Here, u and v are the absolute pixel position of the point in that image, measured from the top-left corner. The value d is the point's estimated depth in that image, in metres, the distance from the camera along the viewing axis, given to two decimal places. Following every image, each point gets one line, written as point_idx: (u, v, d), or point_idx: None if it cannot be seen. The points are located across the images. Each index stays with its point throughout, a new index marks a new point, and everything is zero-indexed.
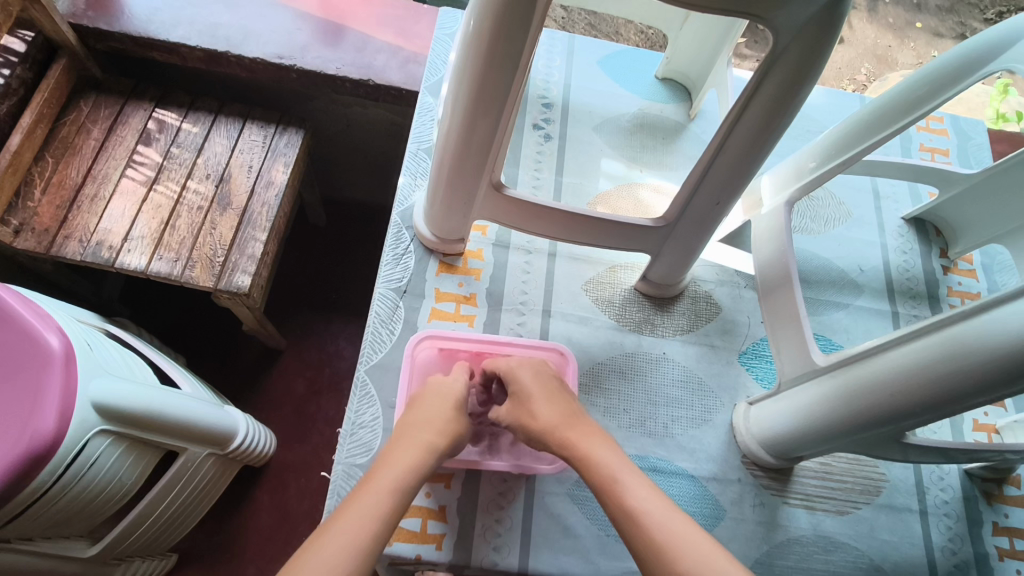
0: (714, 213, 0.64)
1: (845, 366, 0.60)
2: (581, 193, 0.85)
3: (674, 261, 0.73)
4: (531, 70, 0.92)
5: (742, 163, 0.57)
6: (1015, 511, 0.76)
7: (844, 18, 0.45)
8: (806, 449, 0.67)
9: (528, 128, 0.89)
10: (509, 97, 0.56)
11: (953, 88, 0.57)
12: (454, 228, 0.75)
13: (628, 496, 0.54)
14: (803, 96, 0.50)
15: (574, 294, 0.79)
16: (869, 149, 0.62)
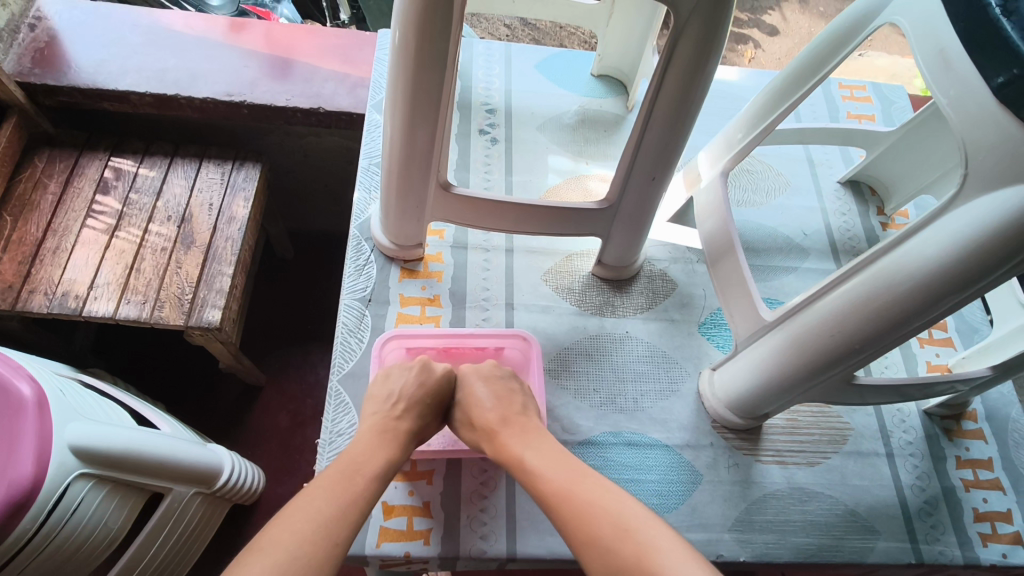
0: (653, 189, 0.68)
1: (790, 317, 0.63)
2: (531, 188, 0.88)
3: (626, 241, 0.77)
4: (472, 80, 0.96)
5: (671, 136, 0.61)
6: (975, 443, 0.80)
7: None
8: (768, 405, 0.70)
9: (474, 134, 0.92)
10: (443, 98, 0.59)
11: (845, 49, 0.61)
12: (411, 233, 0.77)
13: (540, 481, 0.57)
14: (713, 64, 0.54)
15: (534, 285, 0.82)
16: (783, 114, 0.66)
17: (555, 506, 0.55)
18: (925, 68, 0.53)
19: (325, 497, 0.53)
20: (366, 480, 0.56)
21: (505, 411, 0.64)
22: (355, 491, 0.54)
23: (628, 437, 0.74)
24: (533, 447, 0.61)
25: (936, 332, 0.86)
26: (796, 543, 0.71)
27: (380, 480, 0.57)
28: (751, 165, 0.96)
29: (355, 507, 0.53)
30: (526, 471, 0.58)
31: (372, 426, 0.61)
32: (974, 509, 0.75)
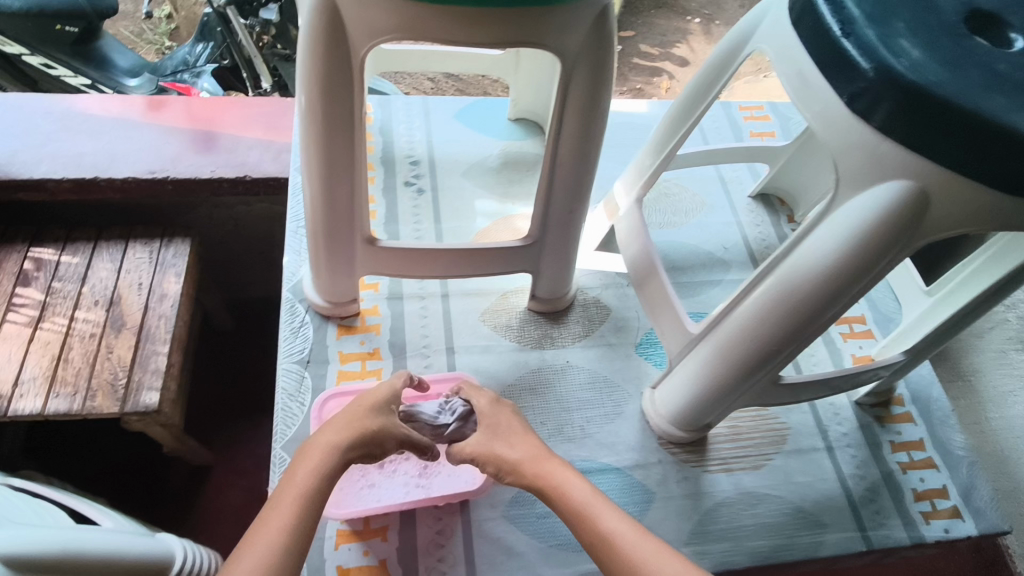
0: (572, 221, 0.71)
1: (714, 327, 0.66)
2: (462, 232, 0.90)
3: (556, 274, 0.79)
4: (394, 135, 0.98)
5: (579, 170, 0.64)
6: (905, 427, 0.84)
7: (610, 33, 0.53)
8: (710, 414, 0.73)
9: (400, 187, 0.93)
10: (356, 156, 0.61)
11: (725, 74, 0.66)
12: (344, 290, 0.78)
13: (570, 502, 0.58)
14: (605, 101, 0.58)
15: (473, 327, 0.83)
16: (682, 138, 0.71)
17: (590, 536, 0.55)
18: (786, 87, 0.54)
19: (274, 535, 0.51)
20: (319, 510, 0.54)
21: (533, 450, 0.62)
22: (308, 524, 0.52)
23: (578, 466, 0.75)
24: (569, 474, 0.60)
25: (857, 325, 0.91)
26: (751, 547, 0.73)
27: (335, 498, 0.55)
28: (668, 188, 1.01)
29: (306, 542, 0.51)
30: (555, 491, 0.59)
31: (333, 447, 0.57)
32: (913, 489, 0.79)
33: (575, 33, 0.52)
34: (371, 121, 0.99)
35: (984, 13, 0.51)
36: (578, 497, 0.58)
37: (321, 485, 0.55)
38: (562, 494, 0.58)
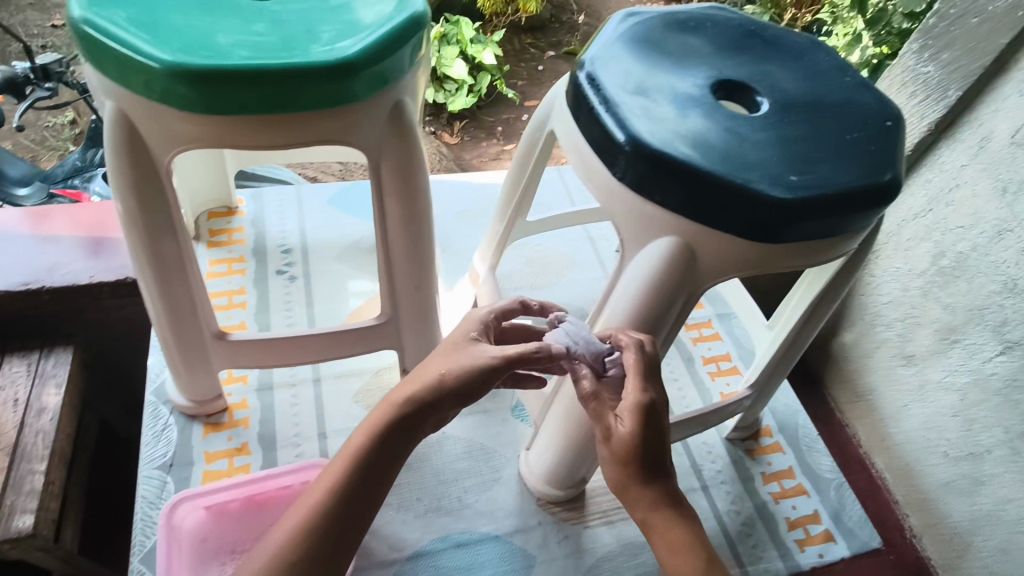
0: (422, 297, 0.73)
1: (561, 387, 0.70)
2: (334, 315, 0.91)
3: (419, 348, 0.80)
4: (265, 227, 1.00)
5: (416, 252, 0.67)
6: (775, 457, 0.88)
7: (409, 124, 0.57)
8: (581, 469, 0.75)
9: (271, 276, 0.94)
10: (183, 255, 0.62)
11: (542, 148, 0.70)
12: (206, 387, 0.77)
13: (639, 511, 0.52)
14: (423, 183, 0.61)
15: (346, 409, 0.83)
16: (529, 198, 0.77)
17: (665, 553, 0.51)
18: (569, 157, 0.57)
19: (305, 518, 0.50)
20: (346, 493, 0.51)
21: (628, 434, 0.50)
22: (331, 510, 0.50)
23: (456, 539, 0.74)
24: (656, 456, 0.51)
25: (723, 364, 0.96)
26: None
27: (392, 456, 0.52)
28: (538, 252, 1.06)
29: (320, 533, 0.50)
30: (620, 492, 0.52)
31: (400, 402, 0.51)
32: (786, 518, 0.82)
33: (373, 127, 0.56)
34: (242, 215, 1.01)
35: (732, 82, 0.56)
36: (648, 506, 0.51)
37: (370, 454, 0.51)
38: (623, 494, 0.52)
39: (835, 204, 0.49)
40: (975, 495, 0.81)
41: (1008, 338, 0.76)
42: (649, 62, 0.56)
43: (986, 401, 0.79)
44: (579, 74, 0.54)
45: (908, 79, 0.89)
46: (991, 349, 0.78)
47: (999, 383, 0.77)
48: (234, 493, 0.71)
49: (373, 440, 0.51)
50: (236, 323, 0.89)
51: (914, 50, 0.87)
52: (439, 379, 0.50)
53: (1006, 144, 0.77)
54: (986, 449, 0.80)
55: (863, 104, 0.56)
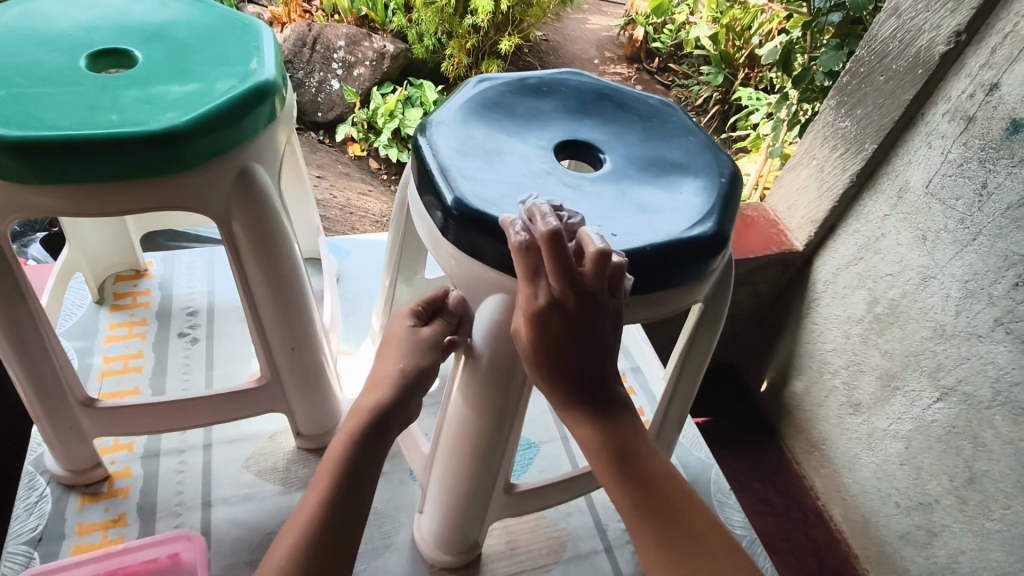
0: (301, 357, 0.73)
1: (436, 447, 0.69)
2: (233, 377, 0.90)
3: (308, 409, 0.78)
4: (172, 289, 0.99)
5: (284, 310, 0.67)
6: None
7: (258, 188, 0.58)
8: (470, 532, 0.73)
9: (172, 338, 0.93)
10: (36, 321, 0.61)
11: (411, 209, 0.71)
12: (83, 456, 0.74)
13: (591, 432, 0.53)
14: (285, 244, 0.63)
15: (235, 474, 0.80)
16: (421, 249, 0.79)
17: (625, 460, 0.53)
18: (420, 223, 0.59)
19: (317, 499, 0.53)
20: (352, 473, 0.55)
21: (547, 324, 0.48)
22: (344, 489, 0.54)
23: None
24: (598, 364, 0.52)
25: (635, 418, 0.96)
26: None
27: (378, 443, 0.58)
28: None
29: (341, 512, 0.53)
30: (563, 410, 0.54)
31: (368, 407, 0.58)
32: None
33: (220, 192, 0.57)
34: (150, 278, 1.00)
35: (577, 142, 0.60)
36: (575, 419, 0.54)
37: (356, 442, 0.56)
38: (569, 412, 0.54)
39: (656, 260, 0.50)
40: (930, 547, 0.84)
41: (943, 384, 0.80)
42: (494, 129, 0.59)
43: (931, 448, 0.82)
44: (420, 138, 0.57)
45: (828, 134, 0.93)
46: (929, 395, 0.82)
47: (940, 429, 0.81)
48: (87, 570, 0.65)
49: (353, 438, 0.57)
50: (130, 388, 0.86)
51: (831, 107, 0.92)
52: (400, 367, 0.60)
53: (921, 194, 0.81)
54: (935, 499, 0.83)
55: (698, 164, 0.59)
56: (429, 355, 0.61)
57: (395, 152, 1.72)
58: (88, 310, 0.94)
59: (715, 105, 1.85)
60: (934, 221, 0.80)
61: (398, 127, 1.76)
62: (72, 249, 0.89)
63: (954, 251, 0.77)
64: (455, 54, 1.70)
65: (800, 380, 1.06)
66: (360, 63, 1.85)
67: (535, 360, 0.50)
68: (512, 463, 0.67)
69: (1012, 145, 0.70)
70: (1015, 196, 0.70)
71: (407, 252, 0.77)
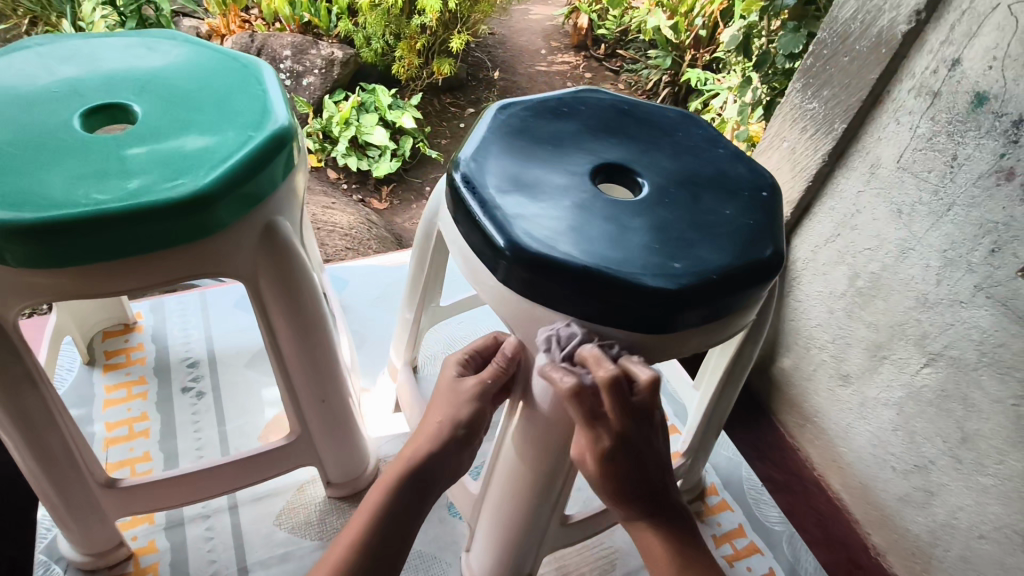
0: (331, 407, 0.69)
1: (489, 485, 0.67)
2: (248, 431, 0.85)
3: (339, 456, 0.75)
4: (167, 340, 0.94)
5: (313, 364, 0.64)
6: (723, 516, 0.88)
7: (284, 243, 0.55)
8: (525, 565, 0.71)
9: (176, 395, 0.87)
10: (53, 405, 0.57)
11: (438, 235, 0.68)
12: (103, 538, 0.69)
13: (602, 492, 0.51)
14: (313, 296, 0.59)
15: (268, 534, 0.76)
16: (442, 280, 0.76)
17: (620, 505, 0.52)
18: (458, 261, 0.57)
19: (344, 551, 0.53)
20: (387, 527, 0.55)
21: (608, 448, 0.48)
22: (376, 543, 0.54)
23: None
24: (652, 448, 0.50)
25: None
26: None
27: (418, 496, 0.57)
28: (462, 331, 1.05)
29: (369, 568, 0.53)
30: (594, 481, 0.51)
31: (410, 458, 0.58)
32: None
33: (244, 251, 0.54)
34: (141, 331, 0.94)
35: (611, 164, 0.58)
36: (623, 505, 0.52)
37: (391, 496, 0.56)
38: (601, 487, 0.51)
39: (722, 287, 0.49)
40: (930, 506, 0.80)
41: (930, 349, 0.76)
42: (526, 159, 0.57)
43: (922, 412, 0.79)
44: (455, 175, 0.55)
45: (797, 116, 0.87)
46: (916, 362, 0.78)
47: (930, 393, 0.77)
48: None
49: (391, 492, 0.56)
50: (140, 454, 0.81)
51: (797, 89, 0.86)
52: (449, 418, 0.59)
53: (893, 169, 0.77)
54: (930, 460, 0.79)
55: (737, 176, 0.59)
56: (471, 404, 0.58)
57: (354, 160, 1.59)
58: (80, 373, 0.88)
59: (665, 89, 1.85)
60: (908, 194, 0.75)
61: (356, 135, 1.62)
62: (60, 310, 0.83)
63: (931, 223, 0.73)
64: (405, 56, 1.70)
65: (785, 356, 0.98)
66: (307, 72, 1.68)
67: (606, 483, 0.50)
68: (568, 496, 0.64)
69: (978, 117, 0.67)
70: (984, 165, 0.67)
71: (429, 284, 0.74)
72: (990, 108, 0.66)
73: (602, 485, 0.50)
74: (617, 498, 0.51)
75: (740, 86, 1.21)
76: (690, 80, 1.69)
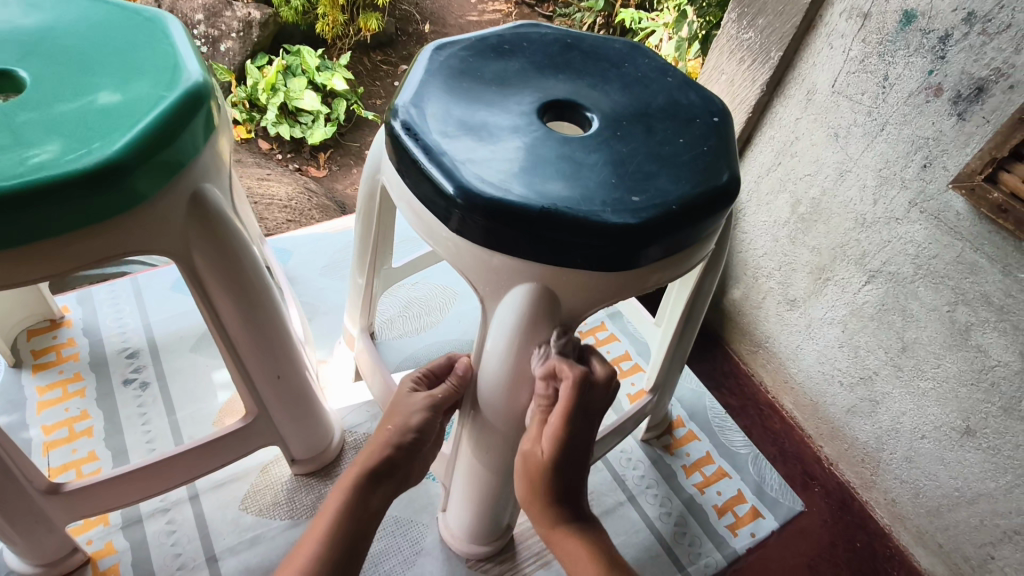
0: (289, 382, 0.66)
1: (458, 447, 0.65)
2: (201, 417, 0.81)
3: (302, 432, 0.72)
4: (100, 331, 0.88)
5: (262, 339, 0.60)
6: (691, 446, 0.91)
7: (216, 220, 0.51)
8: (503, 518, 0.71)
9: (117, 388, 0.82)
10: None
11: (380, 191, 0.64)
12: (54, 546, 0.65)
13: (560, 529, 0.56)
14: (260, 272, 0.56)
15: (234, 519, 0.73)
16: (390, 241, 0.73)
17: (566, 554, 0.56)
18: (406, 216, 0.54)
19: (324, 525, 0.52)
20: (363, 500, 0.54)
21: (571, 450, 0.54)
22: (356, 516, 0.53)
23: None
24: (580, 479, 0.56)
25: (625, 364, 0.96)
26: None
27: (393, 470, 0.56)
28: (417, 291, 1.02)
29: (350, 540, 0.52)
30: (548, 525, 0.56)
31: (387, 435, 0.57)
32: (714, 506, 0.85)
33: (172, 230, 0.49)
34: (70, 325, 0.88)
35: (559, 101, 0.55)
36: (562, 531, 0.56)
37: (367, 472, 0.55)
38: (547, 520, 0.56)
39: (682, 218, 0.48)
40: (875, 415, 0.84)
41: (870, 267, 0.78)
42: (468, 99, 0.54)
43: (865, 327, 0.81)
44: (394, 123, 0.51)
45: (734, 47, 0.86)
46: (857, 280, 0.80)
47: (871, 309, 0.79)
48: None
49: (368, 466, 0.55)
50: (85, 455, 0.76)
51: (733, 19, 0.84)
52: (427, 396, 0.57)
53: (828, 94, 0.76)
54: (874, 371, 0.82)
55: (688, 103, 0.57)
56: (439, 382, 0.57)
57: (287, 128, 1.49)
58: (7, 376, 0.82)
59: (601, 31, 1.80)
60: (843, 117, 0.76)
61: (285, 102, 1.50)
62: None
63: (866, 143, 0.74)
64: (328, 13, 1.61)
65: (735, 288, 0.99)
66: (224, 36, 1.53)
67: (541, 477, 0.54)
68: None
69: (908, 36, 0.67)
70: (914, 84, 0.67)
71: (379, 246, 0.71)
72: (917, 26, 0.66)
73: (534, 478, 0.55)
74: (547, 494, 0.55)
75: (676, 22, 1.17)
76: (628, 20, 1.65)
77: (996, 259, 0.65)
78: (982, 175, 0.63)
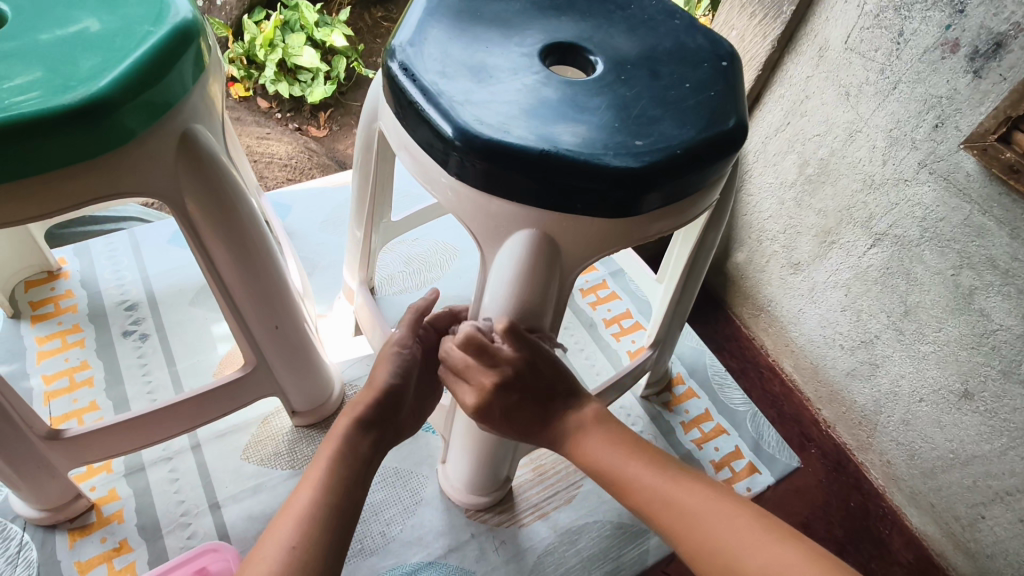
0: (287, 331, 0.66)
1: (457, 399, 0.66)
2: (201, 369, 0.81)
3: (302, 383, 0.72)
4: (98, 284, 0.87)
5: (257, 288, 0.59)
6: (690, 404, 0.91)
7: (207, 158, 0.50)
8: (502, 470, 0.71)
9: (117, 339, 0.82)
10: None
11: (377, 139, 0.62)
12: (57, 492, 0.66)
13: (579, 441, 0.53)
14: (252, 213, 0.55)
15: (235, 469, 0.74)
16: (389, 192, 0.71)
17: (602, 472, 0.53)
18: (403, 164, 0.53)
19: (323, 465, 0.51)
20: (359, 443, 0.53)
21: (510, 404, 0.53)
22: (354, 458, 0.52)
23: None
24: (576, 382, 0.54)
25: (626, 321, 0.96)
26: None
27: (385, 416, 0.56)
28: (417, 248, 1.01)
29: (350, 479, 0.51)
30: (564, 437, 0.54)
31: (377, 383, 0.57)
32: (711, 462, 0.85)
33: (161, 169, 0.48)
34: (68, 277, 0.87)
35: (562, 44, 0.53)
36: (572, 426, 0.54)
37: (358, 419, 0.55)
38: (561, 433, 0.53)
39: (686, 162, 0.46)
40: (875, 378, 0.83)
41: (877, 230, 0.77)
42: (468, 40, 0.52)
43: (869, 290, 0.80)
44: (391, 64, 0.49)
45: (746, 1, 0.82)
46: (864, 243, 0.79)
47: (877, 272, 0.78)
48: None
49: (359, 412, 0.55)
50: (86, 405, 0.76)
51: None
52: None
53: (842, 50, 0.74)
54: (876, 334, 0.81)
55: (695, 47, 0.55)
56: None
57: (285, 86, 1.45)
58: (7, 327, 0.82)
59: None
60: (856, 74, 0.73)
61: (284, 58, 1.46)
62: None
63: (879, 102, 0.71)
64: None
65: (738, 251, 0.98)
66: None
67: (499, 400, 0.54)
68: None
69: None
70: (931, 40, 0.65)
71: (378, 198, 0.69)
72: None
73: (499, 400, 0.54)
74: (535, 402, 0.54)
75: None
76: None
77: (1005, 220, 0.64)
78: (996, 136, 0.61)
